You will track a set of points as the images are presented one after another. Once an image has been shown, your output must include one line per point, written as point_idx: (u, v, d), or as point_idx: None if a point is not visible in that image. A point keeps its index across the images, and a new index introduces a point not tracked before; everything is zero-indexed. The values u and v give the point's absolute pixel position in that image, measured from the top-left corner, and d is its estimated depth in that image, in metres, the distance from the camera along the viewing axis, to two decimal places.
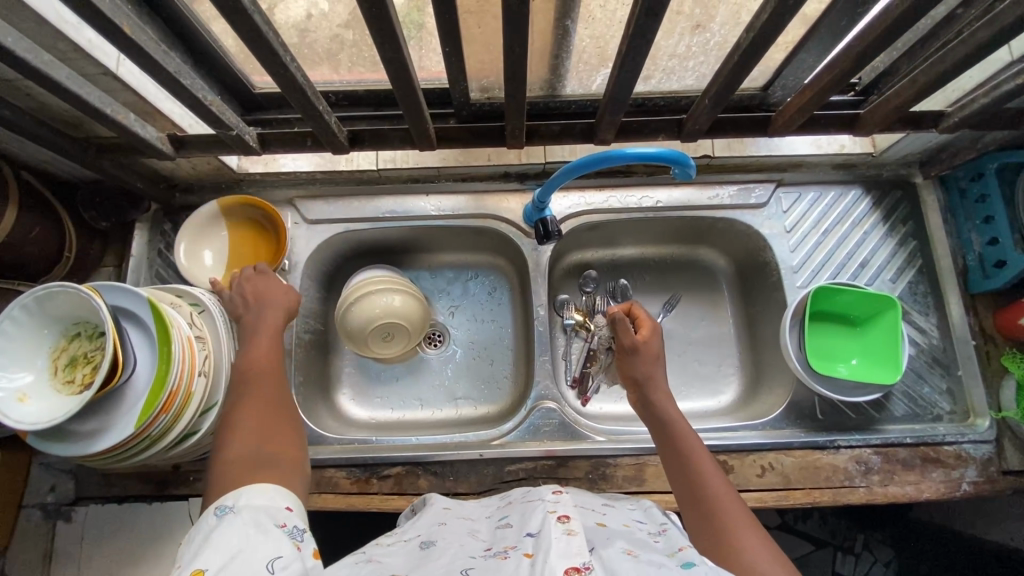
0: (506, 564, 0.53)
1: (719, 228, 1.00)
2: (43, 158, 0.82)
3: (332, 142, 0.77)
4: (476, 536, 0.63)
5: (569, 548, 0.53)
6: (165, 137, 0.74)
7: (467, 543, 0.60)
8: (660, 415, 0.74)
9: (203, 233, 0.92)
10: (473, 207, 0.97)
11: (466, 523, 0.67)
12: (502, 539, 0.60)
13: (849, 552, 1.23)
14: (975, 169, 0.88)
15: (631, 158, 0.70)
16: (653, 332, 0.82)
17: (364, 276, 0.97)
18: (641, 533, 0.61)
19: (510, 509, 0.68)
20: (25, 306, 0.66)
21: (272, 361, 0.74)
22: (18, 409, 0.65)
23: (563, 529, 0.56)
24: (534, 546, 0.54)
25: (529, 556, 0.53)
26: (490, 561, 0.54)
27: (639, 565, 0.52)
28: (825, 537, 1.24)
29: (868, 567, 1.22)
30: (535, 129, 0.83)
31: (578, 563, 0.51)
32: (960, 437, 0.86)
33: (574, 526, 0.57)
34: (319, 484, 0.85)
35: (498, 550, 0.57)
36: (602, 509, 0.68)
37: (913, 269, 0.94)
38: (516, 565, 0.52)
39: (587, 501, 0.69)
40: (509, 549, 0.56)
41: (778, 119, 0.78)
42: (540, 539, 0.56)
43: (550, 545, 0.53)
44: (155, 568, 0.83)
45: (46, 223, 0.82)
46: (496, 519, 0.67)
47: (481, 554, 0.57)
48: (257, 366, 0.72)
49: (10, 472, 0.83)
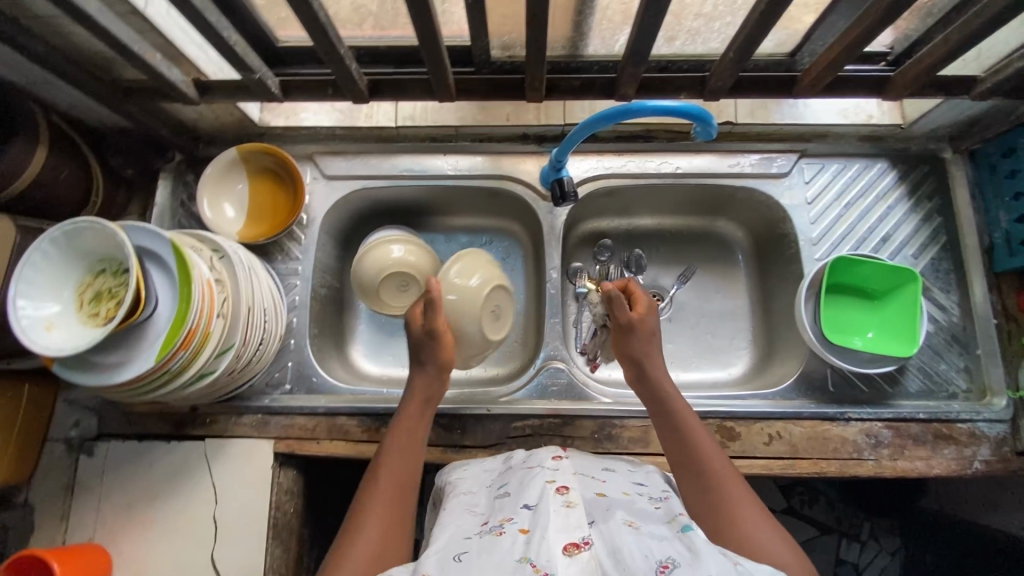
0: (501, 541, 0.55)
1: (739, 198, 0.99)
2: (75, 103, 0.83)
3: (352, 90, 0.78)
4: (473, 510, 0.65)
5: (569, 521, 0.56)
6: (190, 82, 0.75)
7: (461, 522, 0.62)
8: (657, 393, 0.74)
9: (221, 183, 0.94)
10: (491, 168, 0.97)
11: (465, 498, 0.68)
12: (499, 510, 0.62)
13: (854, 539, 1.22)
14: (1009, 143, 0.86)
15: (651, 112, 0.70)
16: (650, 309, 0.79)
17: (380, 235, 1.01)
18: (641, 501, 0.64)
19: (509, 477, 0.69)
20: (55, 240, 0.68)
21: (417, 430, 0.75)
22: (45, 337, 0.67)
23: (562, 501, 0.59)
24: (530, 521, 0.56)
25: (525, 533, 0.55)
26: (484, 539, 0.56)
27: (641, 539, 0.54)
28: (830, 522, 1.23)
29: (873, 555, 1.22)
30: (555, 84, 0.82)
31: (577, 538, 0.54)
32: (975, 415, 0.85)
33: (573, 497, 0.59)
34: (332, 430, 0.88)
35: (494, 524, 0.59)
36: (602, 476, 0.69)
37: (936, 246, 0.92)
38: (512, 543, 0.54)
39: (587, 466, 0.71)
40: (505, 524, 0.58)
41: (803, 79, 0.77)
42: (535, 516, 0.57)
43: (548, 520, 0.56)
44: (172, 503, 0.86)
45: (75, 166, 0.84)
46: (495, 488, 0.69)
47: (477, 532, 0.59)
48: (405, 435, 0.74)
49: (39, 404, 0.86)
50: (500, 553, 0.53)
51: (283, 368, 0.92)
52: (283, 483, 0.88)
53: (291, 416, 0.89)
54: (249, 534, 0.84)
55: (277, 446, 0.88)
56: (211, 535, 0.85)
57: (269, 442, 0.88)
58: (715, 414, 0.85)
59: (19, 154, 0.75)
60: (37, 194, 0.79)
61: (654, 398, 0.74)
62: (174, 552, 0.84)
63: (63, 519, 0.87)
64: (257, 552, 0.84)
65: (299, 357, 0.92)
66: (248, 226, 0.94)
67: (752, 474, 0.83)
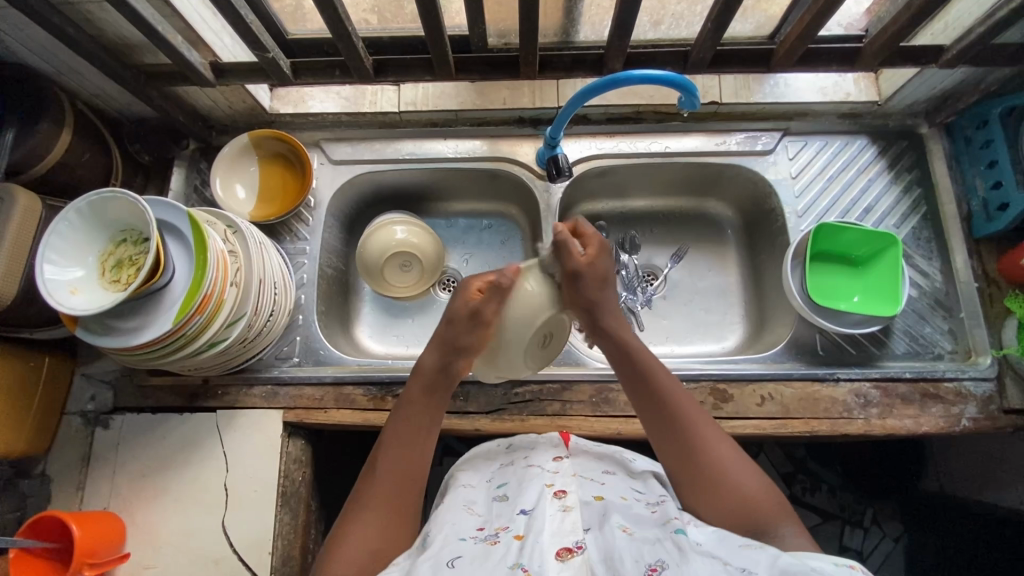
0: (497, 549, 0.59)
1: (727, 175, 1.03)
2: (98, 92, 0.89)
3: (359, 69, 0.83)
4: (471, 510, 0.68)
5: (563, 526, 0.59)
6: (208, 65, 0.82)
7: (458, 521, 0.65)
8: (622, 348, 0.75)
9: (234, 168, 0.99)
10: (490, 151, 1.02)
11: (465, 493, 0.72)
12: (496, 515, 0.65)
13: (857, 525, 1.23)
14: (981, 114, 0.90)
15: (638, 80, 0.75)
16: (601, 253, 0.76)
17: (405, 220, 1.05)
18: (637, 505, 0.66)
19: (508, 477, 0.72)
20: (80, 211, 0.72)
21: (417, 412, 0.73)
22: (69, 299, 0.71)
23: (558, 505, 0.61)
24: (525, 527, 0.59)
25: (520, 538, 0.58)
26: (479, 546, 0.60)
27: (634, 544, 0.57)
28: (833, 510, 1.24)
29: (877, 542, 1.22)
30: (548, 61, 0.87)
31: (570, 543, 0.57)
32: (961, 373, 0.88)
33: (569, 501, 0.62)
34: (339, 399, 0.92)
35: (489, 532, 0.62)
36: (601, 478, 0.70)
37: (917, 216, 0.96)
38: (507, 550, 0.58)
39: (587, 467, 0.72)
40: (500, 532, 0.61)
41: (779, 52, 0.82)
42: (531, 521, 0.60)
43: (543, 525, 0.59)
44: (185, 472, 0.89)
45: (97, 151, 0.89)
46: (494, 486, 0.71)
47: (472, 536, 0.62)
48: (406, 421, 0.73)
49: (59, 377, 0.90)
50: (494, 560, 0.56)
51: (292, 342, 0.96)
52: (291, 451, 0.91)
53: (300, 386, 0.92)
54: (258, 501, 0.87)
55: (286, 415, 0.91)
56: (222, 503, 0.87)
57: (279, 412, 0.91)
58: (708, 377, 0.88)
59: (48, 134, 0.80)
60: (62, 174, 0.84)
61: (615, 348, 0.75)
62: (186, 520, 0.87)
63: (79, 489, 0.89)
64: (267, 518, 0.86)
65: (307, 331, 0.96)
66: (258, 208, 0.99)
67: (746, 434, 0.86)
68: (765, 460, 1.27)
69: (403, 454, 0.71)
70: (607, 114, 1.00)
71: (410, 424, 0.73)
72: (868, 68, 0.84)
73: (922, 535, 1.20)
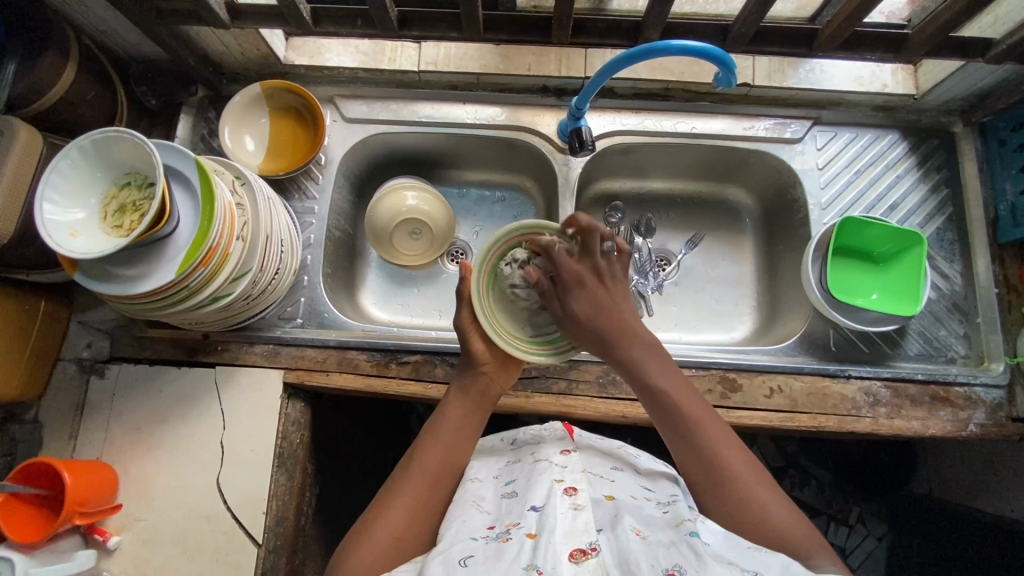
0: (509, 547, 0.57)
1: (751, 162, 1.00)
2: (106, 28, 0.85)
3: (382, 19, 0.79)
4: (480, 506, 0.66)
5: (575, 526, 0.57)
6: (224, 5, 0.78)
7: (468, 518, 0.64)
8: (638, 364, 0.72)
9: (244, 119, 0.95)
10: (510, 119, 0.98)
11: (474, 486, 0.71)
12: (506, 513, 0.64)
13: (842, 522, 1.24)
14: (1019, 116, 0.88)
15: (676, 50, 0.71)
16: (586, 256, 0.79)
17: (427, 190, 1.03)
18: (648, 506, 0.65)
19: (516, 473, 0.71)
20: (82, 148, 0.69)
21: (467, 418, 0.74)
22: (69, 242, 0.68)
23: (569, 503, 0.61)
24: (537, 526, 0.58)
25: (532, 538, 0.57)
26: (491, 546, 0.58)
27: (648, 547, 0.55)
28: (819, 505, 1.25)
29: (859, 540, 1.23)
30: (581, 25, 0.82)
31: (585, 545, 0.56)
32: (973, 379, 0.87)
33: (580, 500, 0.61)
34: (342, 363, 0.90)
35: (501, 530, 0.61)
36: (610, 476, 0.70)
37: (942, 216, 0.94)
38: (519, 549, 0.56)
39: (596, 464, 0.72)
40: (511, 530, 0.60)
41: (824, 32, 0.79)
42: (542, 519, 0.59)
43: (555, 523, 0.58)
44: (179, 427, 0.87)
45: (102, 89, 0.85)
46: (502, 483, 0.70)
47: (483, 535, 0.61)
48: (456, 426, 0.73)
49: (54, 322, 0.88)
50: (506, 560, 0.55)
51: (296, 302, 0.93)
52: (289, 413, 0.89)
53: (301, 348, 0.91)
54: (254, 460, 0.86)
55: (287, 376, 0.89)
56: (218, 460, 0.86)
57: (278, 372, 0.89)
58: (717, 365, 0.87)
59: (51, 66, 0.76)
60: (64, 111, 0.80)
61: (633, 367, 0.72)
62: (180, 475, 0.85)
63: (72, 437, 0.87)
64: (262, 478, 0.85)
65: (311, 293, 0.94)
66: (267, 161, 0.96)
67: (752, 425, 0.85)
68: (758, 453, 1.28)
69: (464, 415, 0.74)
70: (634, 89, 0.97)
71: (473, 388, 0.76)
72: (912, 58, 0.81)
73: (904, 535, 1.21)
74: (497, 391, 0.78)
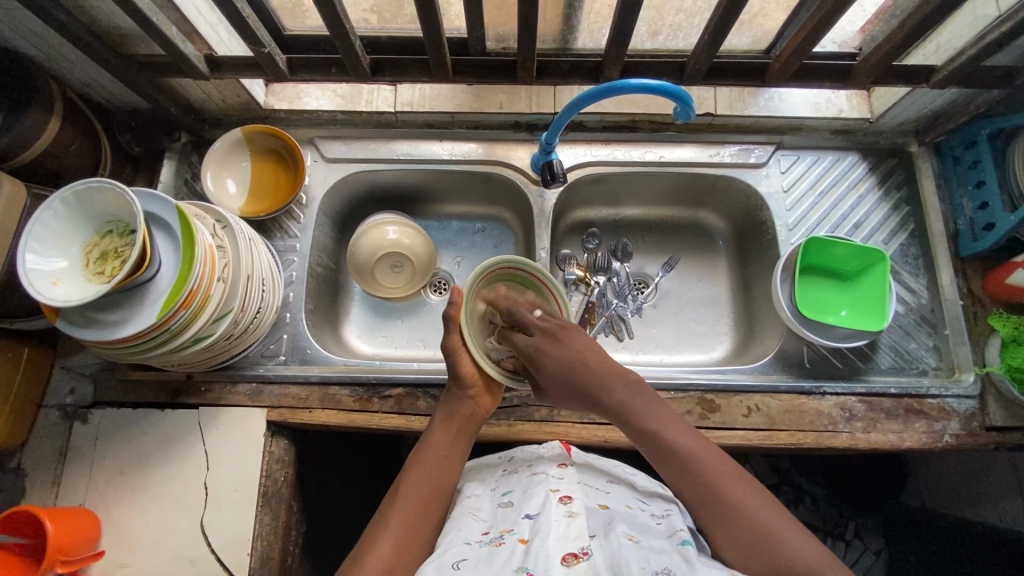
0: (502, 551, 0.58)
1: (720, 187, 1.04)
2: (90, 81, 0.88)
3: (355, 67, 0.82)
4: (476, 516, 0.67)
5: (568, 533, 0.57)
6: (202, 58, 0.81)
7: (465, 526, 0.65)
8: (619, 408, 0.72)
9: (226, 164, 0.98)
10: (484, 154, 1.02)
11: (470, 499, 0.71)
12: (501, 520, 0.64)
13: (839, 538, 1.22)
14: (968, 136, 0.92)
15: (636, 88, 0.75)
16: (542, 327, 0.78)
17: (410, 225, 1.07)
18: (643, 515, 0.67)
19: (513, 483, 0.71)
20: (64, 200, 0.71)
21: (451, 445, 0.75)
22: (51, 290, 0.69)
23: (564, 511, 0.61)
24: (531, 532, 0.59)
25: (525, 543, 0.58)
26: (484, 550, 0.59)
27: (641, 551, 0.57)
28: (814, 521, 1.24)
29: (858, 555, 1.20)
30: (545, 66, 0.86)
31: (576, 549, 0.55)
32: (945, 391, 0.88)
33: (575, 507, 0.61)
34: (325, 399, 0.91)
35: (494, 535, 0.61)
36: (605, 487, 0.71)
37: (905, 233, 0.98)
38: (511, 554, 0.57)
39: (591, 477, 0.72)
40: (504, 535, 0.60)
41: (775, 66, 0.83)
42: (536, 526, 0.59)
43: (549, 529, 0.58)
44: (163, 469, 0.87)
45: (86, 140, 0.88)
46: (498, 493, 0.71)
47: (478, 539, 0.61)
48: (440, 453, 0.74)
49: (37, 369, 0.89)
50: (498, 562, 0.56)
51: (278, 340, 0.95)
52: (274, 451, 0.89)
53: (285, 385, 0.91)
54: (239, 500, 0.86)
55: (270, 415, 0.89)
56: (202, 501, 0.86)
57: (261, 410, 0.90)
58: (695, 387, 0.88)
59: (36, 122, 0.78)
60: (48, 163, 0.83)
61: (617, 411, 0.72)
62: (164, 519, 0.85)
63: (54, 484, 0.87)
64: (247, 518, 0.85)
65: (293, 330, 0.95)
66: (248, 203, 0.98)
67: (732, 444, 0.86)
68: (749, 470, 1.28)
69: (449, 443, 0.75)
70: (604, 122, 1.01)
71: (455, 416, 0.77)
72: (860, 86, 0.85)
73: (901, 549, 1.19)
74: (481, 415, 0.79)
